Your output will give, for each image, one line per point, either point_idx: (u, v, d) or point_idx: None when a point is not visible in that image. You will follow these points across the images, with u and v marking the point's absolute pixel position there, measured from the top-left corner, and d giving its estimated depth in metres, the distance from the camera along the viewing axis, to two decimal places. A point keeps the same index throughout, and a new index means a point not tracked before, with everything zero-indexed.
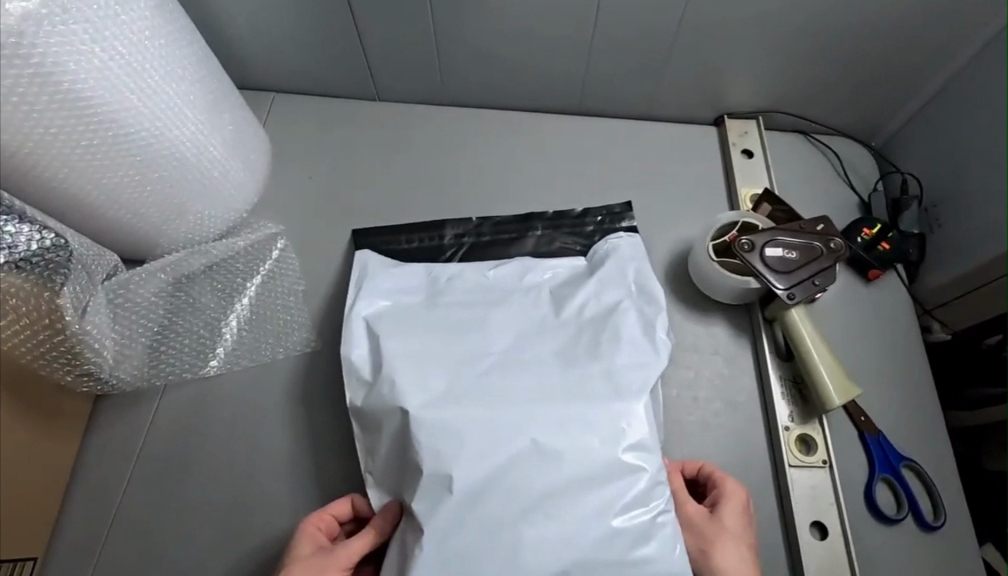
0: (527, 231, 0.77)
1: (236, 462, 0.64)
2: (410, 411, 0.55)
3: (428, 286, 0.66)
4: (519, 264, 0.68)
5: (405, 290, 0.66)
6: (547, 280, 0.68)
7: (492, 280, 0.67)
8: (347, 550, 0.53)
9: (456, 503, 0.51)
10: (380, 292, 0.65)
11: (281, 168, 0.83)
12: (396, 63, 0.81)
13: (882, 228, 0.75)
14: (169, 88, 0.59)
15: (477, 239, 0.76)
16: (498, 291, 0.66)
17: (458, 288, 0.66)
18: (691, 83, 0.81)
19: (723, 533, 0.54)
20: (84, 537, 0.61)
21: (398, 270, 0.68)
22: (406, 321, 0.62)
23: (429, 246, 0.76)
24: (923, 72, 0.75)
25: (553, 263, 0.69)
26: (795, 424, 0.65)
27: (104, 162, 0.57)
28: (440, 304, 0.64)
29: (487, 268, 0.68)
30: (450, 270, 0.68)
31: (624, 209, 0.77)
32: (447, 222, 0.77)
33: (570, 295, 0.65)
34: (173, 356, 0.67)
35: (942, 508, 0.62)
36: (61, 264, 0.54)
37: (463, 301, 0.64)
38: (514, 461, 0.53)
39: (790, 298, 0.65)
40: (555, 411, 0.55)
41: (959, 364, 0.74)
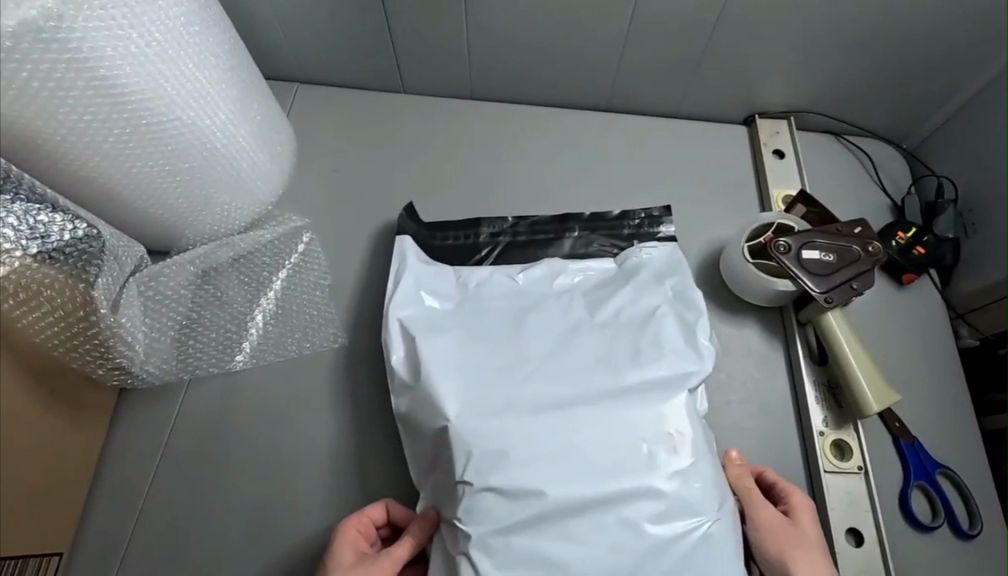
0: (565, 232, 0.76)
1: (265, 460, 0.63)
2: (450, 417, 0.54)
3: (459, 289, 0.66)
4: (547, 268, 0.68)
5: (437, 292, 0.66)
6: (579, 282, 0.67)
7: (522, 283, 0.66)
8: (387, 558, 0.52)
9: (499, 505, 0.50)
10: (411, 294, 0.65)
11: (305, 160, 0.81)
12: (424, 55, 0.79)
13: (916, 232, 0.74)
14: (202, 76, 0.58)
15: (513, 239, 0.75)
16: (530, 295, 0.65)
17: (489, 292, 0.65)
18: (723, 81, 0.79)
19: (805, 537, 0.54)
20: (112, 531, 0.60)
21: (429, 269, 0.67)
22: (441, 324, 0.62)
23: (465, 244, 0.74)
24: (963, 74, 0.74)
25: (582, 264, 0.68)
26: (830, 429, 0.65)
27: (137, 151, 0.56)
28: (473, 308, 0.63)
29: (516, 271, 0.67)
30: (479, 273, 0.67)
31: (663, 213, 0.76)
32: (483, 221, 0.75)
33: (604, 298, 0.64)
34: (199, 351, 0.65)
35: (979, 515, 0.62)
36: (94, 255, 0.54)
37: (499, 304, 0.64)
38: (555, 467, 0.51)
39: (827, 301, 0.64)
40: (594, 415, 0.54)
41: (988, 370, 0.74)
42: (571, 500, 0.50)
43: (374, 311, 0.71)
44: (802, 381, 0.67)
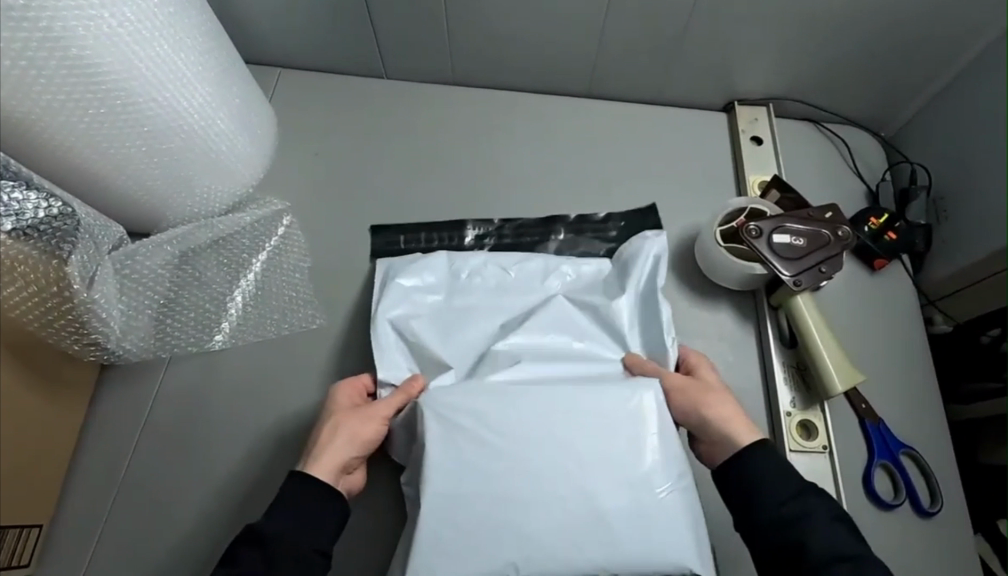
0: (551, 234, 0.77)
1: (243, 437, 0.65)
2: (429, 399, 0.55)
3: (450, 279, 0.67)
4: (541, 263, 0.69)
5: (427, 286, 0.67)
6: (571, 279, 0.69)
7: (513, 277, 0.68)
8: (382, 405, 0.57)
9: (463, 483, 0.52)
10: (401, 293, 0.66)
11: (287, 144, 0.82)
12: (404, 41, 0.79)
13: (889, 217, 0.75)
14: (177, 56, 0.58)
15: (499, 241, 0.77)
16: (520, 291, 0.68)
17: (479, 285, 0.68)
18: (702, 68, 0.80)
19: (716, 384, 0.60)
20: (93, 504, 0.62)
21: (416, 261, 0.68)
22: (434, 323, 0.65)
23: (450, 247, 0.76)
24: (937, 62, 0.74)
25: (580, 260, 0.69)
26: (797, 409, 0.66)
27: (111, 133, 0.56)
28: (464, 304, 0.66)
29: (509, 263, 0.69)
30: (472, 264, 0.68)
31: (648, 214, 0.78)
32: (469, 223, 0.77)
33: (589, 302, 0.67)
34: (177, 330, 0.66)
35: (939, 494, 0.63)
36: (68, 233, 0.54)
37: (488, 301, 0.67)
38: (523, 453, 0.52)
39: (796, 285, 0.65)
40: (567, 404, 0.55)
41: (965, 358, 0.73)
42: (535, 484, 0.51)
43: (352, 293, 0.72)
44: (771, 363, 0.68)
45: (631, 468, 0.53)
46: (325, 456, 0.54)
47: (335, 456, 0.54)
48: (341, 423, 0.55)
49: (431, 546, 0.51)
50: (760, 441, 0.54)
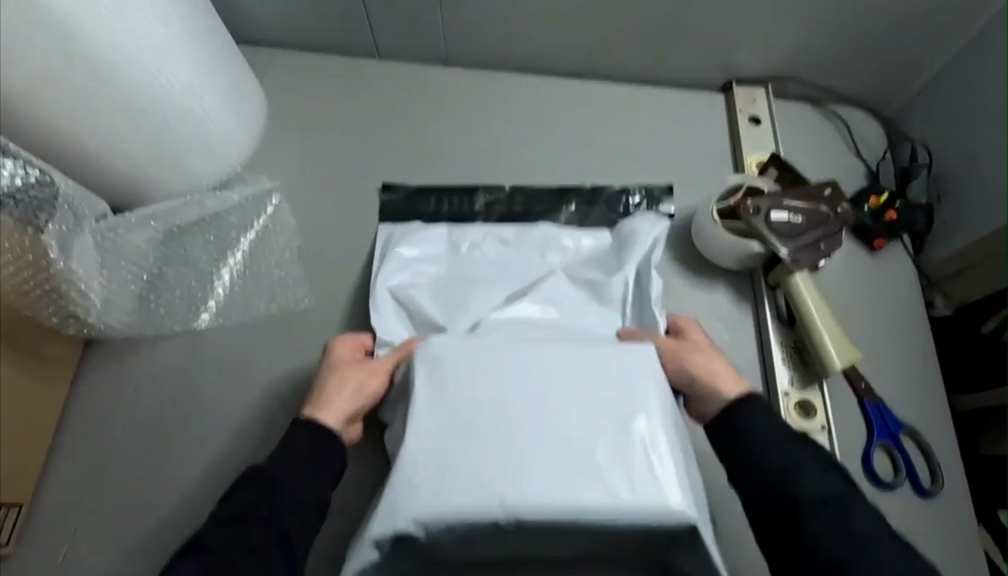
0: (562, 206, 0.77)
1: (230, 417, 0.63)
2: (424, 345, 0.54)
3: (450, 251, 0.69)
4: (541, 234, 0.70)
5: (427, 257, 0.69)
6: (570, 252, 0.69)
7: (512, 251, 0.69)
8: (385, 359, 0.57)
9: (445, 428, 0.50)
10: (401, 263, 0.67)
11: (277, 124, 0.80)
12: (396, 19, 0.78)
13: (889, 196, 0.73)
14: (159, 26, 0.57)
15: (509, 209, 0.76)
16: (516, 262, 0.69)
17: (478, 256, 0.69)
18: (698, 47, 0.78)
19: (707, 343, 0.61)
20: (74, 483, 0.60)
21: (418, 233, 0.69)
22: (432, 293, 0.67)
23: (460, 211, 0.76)
24: (939, 39, 0.73)
25: (580, 232, 0.70)
26: (795, 388, 0.65)
27: (93, 103, 0.55)
28: (463, 274, 0.68)
29: (508, 235, 0.70)
30: (471, 236, 0.69)
31: (663, 193, 0.77)
32: (480, 190, 0.77)
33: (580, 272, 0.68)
34: (160, 309, 0.64)
35: (939, 475, 0.62)
36: (46, 202, 0.53)
37: (486, 271, 0.68)
38: (512, 396, 0.51)
39: (794, 262, 0.65)
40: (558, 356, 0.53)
41: (966, 345, 0.72)
42: (523, 427, 0.50)
43: (341, 274, 0.71)
44: (767, 341, 0.67)
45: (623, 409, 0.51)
46: (331, 407, 0.54)
47: (341, 412, 0.54)
48: (345, 375, 0.55)
49: (401, 492, 0.49)
50: (748, 393, 0.53)
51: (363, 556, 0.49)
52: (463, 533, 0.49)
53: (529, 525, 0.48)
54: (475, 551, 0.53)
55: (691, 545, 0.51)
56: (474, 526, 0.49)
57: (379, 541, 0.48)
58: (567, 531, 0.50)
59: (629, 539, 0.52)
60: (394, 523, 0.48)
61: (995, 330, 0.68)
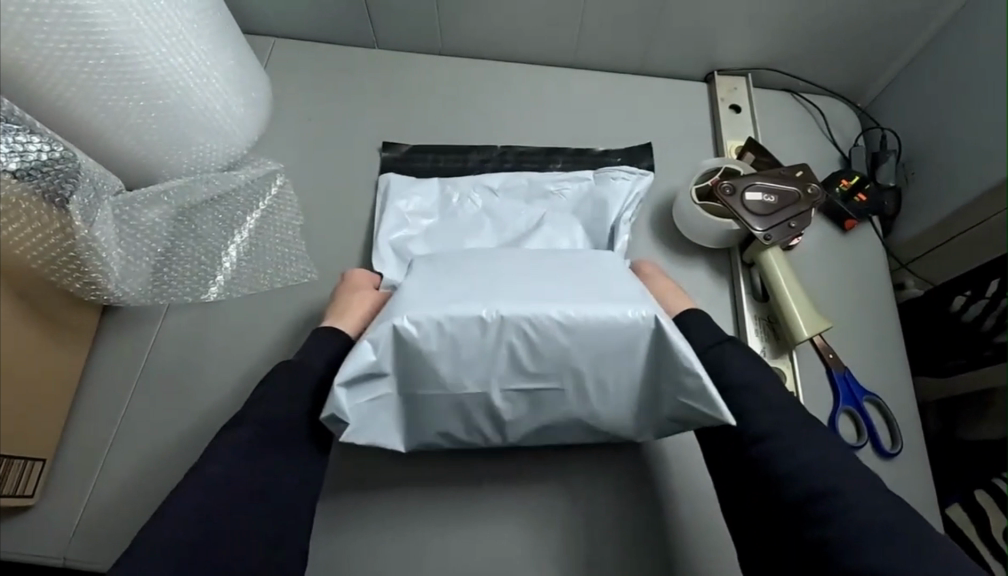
0: (550, 163, 0.81)
1: (235, 383, 0.67)
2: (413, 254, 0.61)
3: (442, 203, 0.76)
4: (526, 182, 0.77)
5: (422, 211, 0.76)
6: (553, 196, 0.77)
7: (500, 199, 0.77)
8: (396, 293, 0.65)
9: (427, 291, 0.53)
10: (400, 219, 0.75)
11: (280, 109, 0.84)
12: (395, 11, 0.82)
13: (859, 180, 0.78)
14: (175, 12, 0.61)
15: (500, 167, 0.81)
16: (504, 208, 0.76)
17: (468, 207, 0.76)
18: (681, 38, 0.83)
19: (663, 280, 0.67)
20: (90, 443, 0.64)
21: (414, 187, 0.77)
22: (429, 241, 0.74)
23: (454, 167, 0.80)
24: (907, 32, 0.77)
25: (561, 178, 0.77)
26: (767, 358, 0.69)
27: (110, 83, 0.59)
28: (455, 220, 0.75)
29: (495, 184, 0.77)
30: (462, 189, 0.77)
31: (644, 153, 0.81)
32: (473, 151, 0.81)
33: (557, 210, 0.76)
34: (173, 282, 0.69)
35: (900, 437, 0.66)
36: (70, 174, 0.56)
37: (475, 215, 0.76)
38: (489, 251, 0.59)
39: (767, 239, 0.68)
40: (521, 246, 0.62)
41: (937, 329, 0.76)
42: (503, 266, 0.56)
43: (341, 249, 0.75)
44: (743, 315, 0.71)
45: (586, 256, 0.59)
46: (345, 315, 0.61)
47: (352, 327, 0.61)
48: (363, 295, 0.63)
49: (378, 340, 0.51)
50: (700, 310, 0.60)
51: (360, 360, 0.51)
52: (457, 349, 0.52)
53: (516, 325, 0.51)
54: (471, 391, 0.54)
55: (673, 366, 0.52)
56: (465, 339, 0.52)
57: (378, 343, 0.51)
58: (555, 340, 0.52)
59: (614, 371, 0.54)
60: (367, 358, 0.51)
61: (978, 317, 0.71)
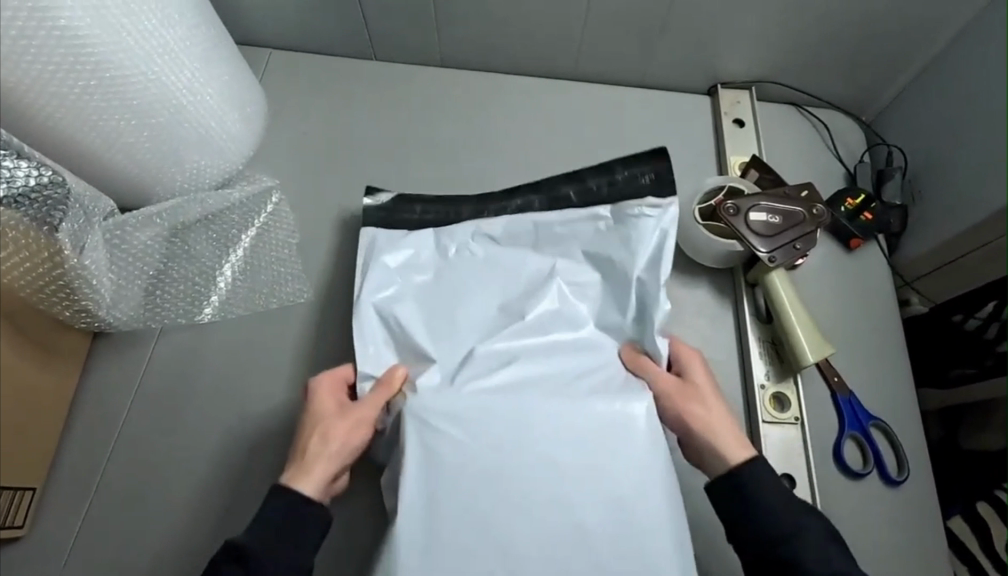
0: (553, 199, 0.71)
1: (230, 408, 0.66)
2: (408, 404, 0.55)
3: (438, 258, 0.67)
4: (531, 227, 0.67)
5: (414, 265, 0.66)
6: (563, 241, 0.67)
7: (502, 247, 0.67)
8: (368, 410, 0.57)
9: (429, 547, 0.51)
10: (386, 274, 0.65)
11: (276, 125, 0.83)
12: (393, 24, 0.81)
13: (865, 198, 0.77)
14: (167, 31, 0.60)
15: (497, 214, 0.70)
16: (509, 257, 0.66)
17: (467, 259, 0.66)
18: (684, 52, 0.81)
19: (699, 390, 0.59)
20: (82, 470, 0.63)
21: (404, 245, 0.67)
22: (420, 303, 0.64)
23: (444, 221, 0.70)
24: (913, 47, 0.76)
25: (570, 216, 0.67)
26: (771, 382, 0.68)
27: (100, 105, 0.58)
28: (453, 278, 0.65)
29: (496, 232, 0.67)
30: (461, 238, 0.67)
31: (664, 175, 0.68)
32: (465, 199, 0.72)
33: (569, 258, 0.66)
34: (166, 303, 0.67)
35: (906, 463, 0.65)
36: (59, 201, 0.54)
37: (476, 272, 0.66)
38: (506, 464, 0.52)
39: (772, 260, 0.67)
40: (548, 412, 0.54)
41: (944, 344, 0.75)
42: (517, 498, 0.52)
43: (337, 269, 0.74)
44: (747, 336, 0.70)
45: (609, 480, 0.53)
46: (312, 471, 0.54)
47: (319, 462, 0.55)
48: (328, 432, 0.55)
49: None
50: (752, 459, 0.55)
51: None
52: None
53: None
54: None
55: None
56: None
57: None
58: None
59: None
60: None
61: (980, 327, 0.70)
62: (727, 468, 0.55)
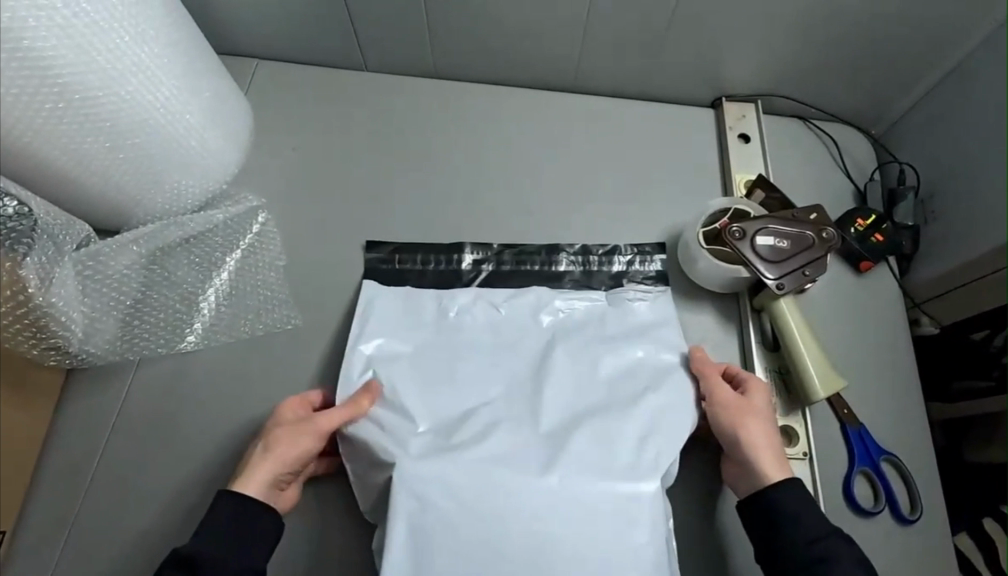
0: (553, 263, 0.74)
1: (211, 442, 0.63)
2: (396, 467, 0.54)
3: (438, 316, 0.66)
4: (533, 299, 0.68)
5: (411, 324, 0.65)
6: (563, 315, 0.67)
7: (503, 315, 0.67)
8: (328, 416, 0.55)
9: None
10: (383, 331, 0.65)
11: (263, 140, 0.80)
12: (384, 34, 0.77)
13: (876, 219, 0.74)
14: (142, 49, 0.57)
15: (497, 267, 0.73)
16: (510, 326, 0.66)
17: (467, 323, 0.66)
18: (687, 64, 0.78)
19: (754, 410, 0.58)
20: (54, 510, 0.60)
21: (405, 302, 0.67)
22: (416, 363, 0.62)
23: (446, 270, 0.73)
24: (927, 61, 0.73)
25: (572, 294, 0.68)
26: (778, 415, 0.65)
27: (72, 128, 0.54)
28: (452, 340, 0.64)
29: (499, 299, 0.67)
30: (461, 300, 0.67)
31: (655, 250, 0.74)
32: (467, 245, 0.74)
33: (573, 331, 0.66)
34: (145, 333, 0.65)
35: (920, 503, 0.62)
36: (24, 233, 0.55)
37: (475, 337, 0.65)
38: (497, 533, 0.51)
39: (780, 288, 0.64)
40: (543, 479, 0.54)
41: (957, 355, 0.73)
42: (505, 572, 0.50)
43: (326, 293, 0.71)
44: (753, 366, 0.67)
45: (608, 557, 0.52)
46: (257, 470, 0.53)
47: (264, 471, 0.53)
48: (276, 433, 0.55)
49: None
50: (785, 478, 0.53)
51: None
52: None
53: None
54: None
55: None
56: None
57: None
58: None
59: None
60: None
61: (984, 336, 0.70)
62: (762, 483, 0.54)
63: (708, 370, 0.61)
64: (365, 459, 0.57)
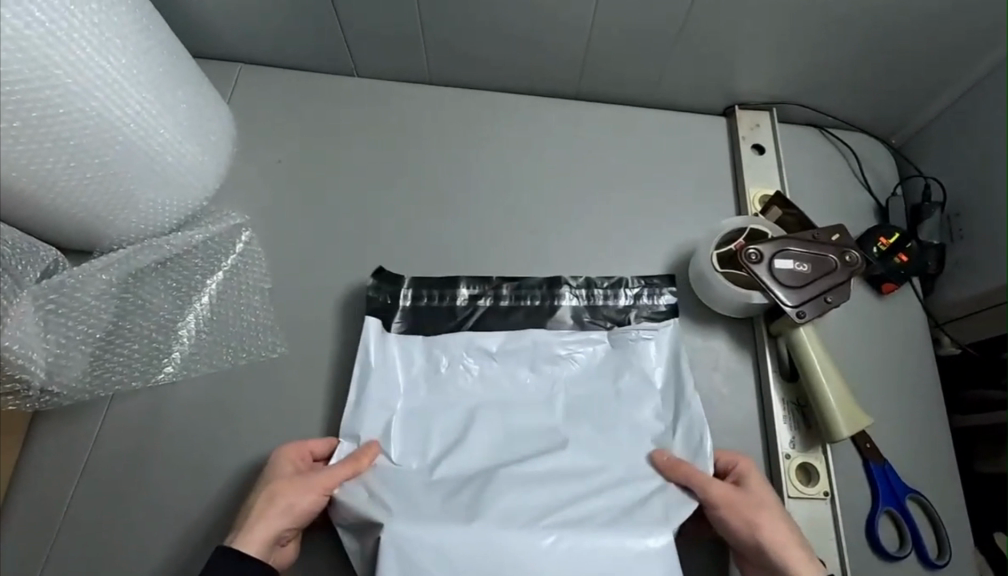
0: (556, 298, 0.67)
1: (191, 480, 0.59)
2: (387, 528, 0.51)
3: (430, 366, 0.62)
4: (530, 344, 0.63)
5: (404, 376, 0.61)
6: (563, 363, 0.63)
7: (498, 364, 0.62)
8: (329, 473, 0.52)
9: None
10: (376, 385, 0.60)
11: (246, 151, 0.75)
12: (375, 39, 0.72)
13: (900, 237, 0.69)
14: (106, 60, 0.52)
15: (494, 304, 0.66)
16: (503, 382, 0.62)
17: (461, 373, 0.62)
18: (699, 71, 0.73)
19: (758, 501, 0.53)
20: (22, 557, 0.56)
21: (398, 350, 0.62)
22: (413, 418, 0.59)
23: (440, 308, 0.65)
24: (956, 70, 0.68)
25: (571, 339, 0.64)
26: (797, 451, 0.61)
27: (31, 148, 0.49)
28: (447, 391, 0.61)
29: (492, 346, 0.63)
30: (453, 350, 0.62)
31: (665, 282, 0.67)
32: (463, 279, 0.66)
33: (574, 384, 0.62)
34: (117, 365, 0.61)
35: (948, 546, 0.59)
36: None
37: (470, 391, 0.61)
38: None
39: (800, 315, 0.60)
40: (546, 543, 0.51)
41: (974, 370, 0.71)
42: None
43: (314, 319, 0.66)
44: (771, 398, 0.63)
45: None
46: (256, 529, 0.48)
47: (267, 529, 0.48)
48: (275, 491, 0.50)
49: None
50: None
51: None
52: None
53: None
54: None
55: None
56: None
57: None
58: None
59: None
60: None
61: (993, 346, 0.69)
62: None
63: (689, 468, 0.56)
64: (358, 511, 0.53)
